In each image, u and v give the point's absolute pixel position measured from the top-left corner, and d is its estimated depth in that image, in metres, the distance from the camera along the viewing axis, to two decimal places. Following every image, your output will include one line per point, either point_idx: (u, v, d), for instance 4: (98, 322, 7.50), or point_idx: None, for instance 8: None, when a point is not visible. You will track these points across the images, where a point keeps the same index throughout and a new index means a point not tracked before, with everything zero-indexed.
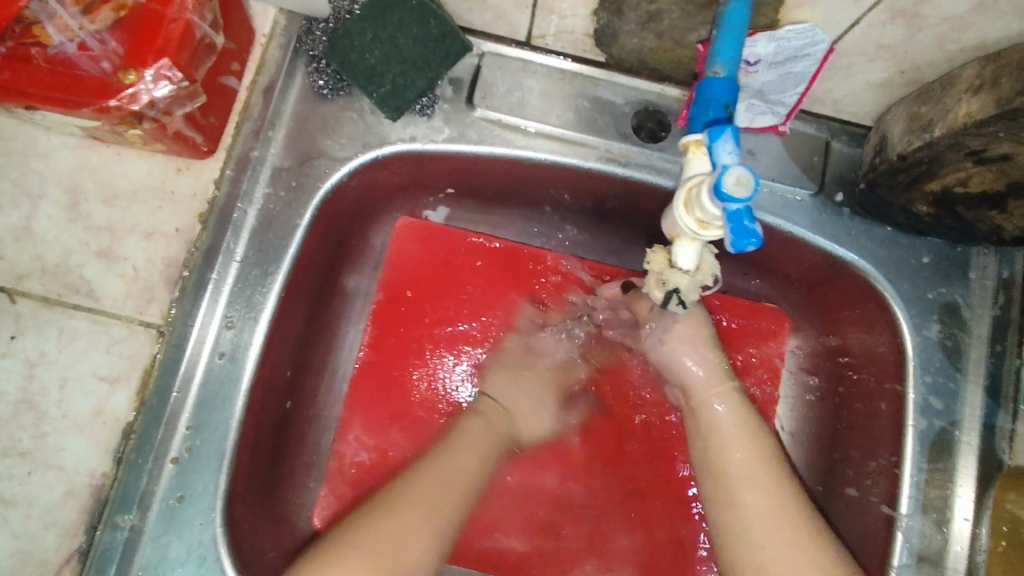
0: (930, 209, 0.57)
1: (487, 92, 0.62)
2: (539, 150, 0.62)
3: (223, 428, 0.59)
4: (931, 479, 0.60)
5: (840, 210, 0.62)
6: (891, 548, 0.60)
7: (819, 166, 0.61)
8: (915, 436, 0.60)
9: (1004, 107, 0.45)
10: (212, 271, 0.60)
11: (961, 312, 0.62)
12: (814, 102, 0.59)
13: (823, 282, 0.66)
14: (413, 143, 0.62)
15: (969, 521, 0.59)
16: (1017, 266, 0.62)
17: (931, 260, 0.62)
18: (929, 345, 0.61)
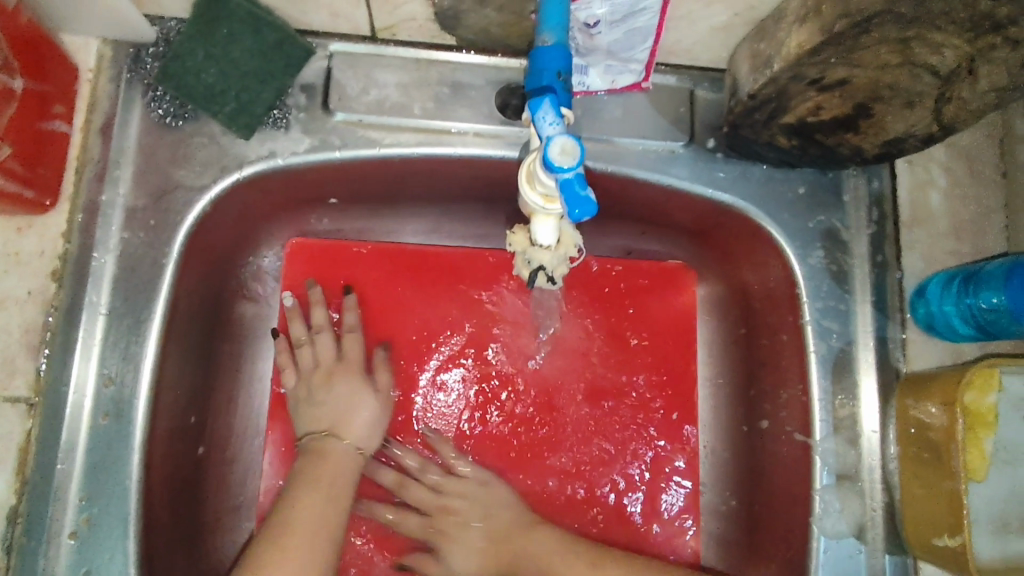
0: (793, 140, 0.61)
1: (342, 94, 0.66)
2: (405, 146, 0.67)
3: (119, 491, 0.64)
4: (838, 401, 0.62)
5: (714, 155, 0.65)
6: (811, 473, 0.62)
7: (686, 116, 0.65)
8: (817, 361, 0.63)
9: (828, 34, 0.50)
10: (78, 330, 0.65)
11: (840, 235, 0.65)
12: (669, 55, 0.63)
13: (711, 228, 0.70)
14: (274, 161, 0.67)
15: (877, 432, 0.62)
16: (886, 180, 0.65)
17: (806, 189, 0.65)
18: (815, 271, 0.64)
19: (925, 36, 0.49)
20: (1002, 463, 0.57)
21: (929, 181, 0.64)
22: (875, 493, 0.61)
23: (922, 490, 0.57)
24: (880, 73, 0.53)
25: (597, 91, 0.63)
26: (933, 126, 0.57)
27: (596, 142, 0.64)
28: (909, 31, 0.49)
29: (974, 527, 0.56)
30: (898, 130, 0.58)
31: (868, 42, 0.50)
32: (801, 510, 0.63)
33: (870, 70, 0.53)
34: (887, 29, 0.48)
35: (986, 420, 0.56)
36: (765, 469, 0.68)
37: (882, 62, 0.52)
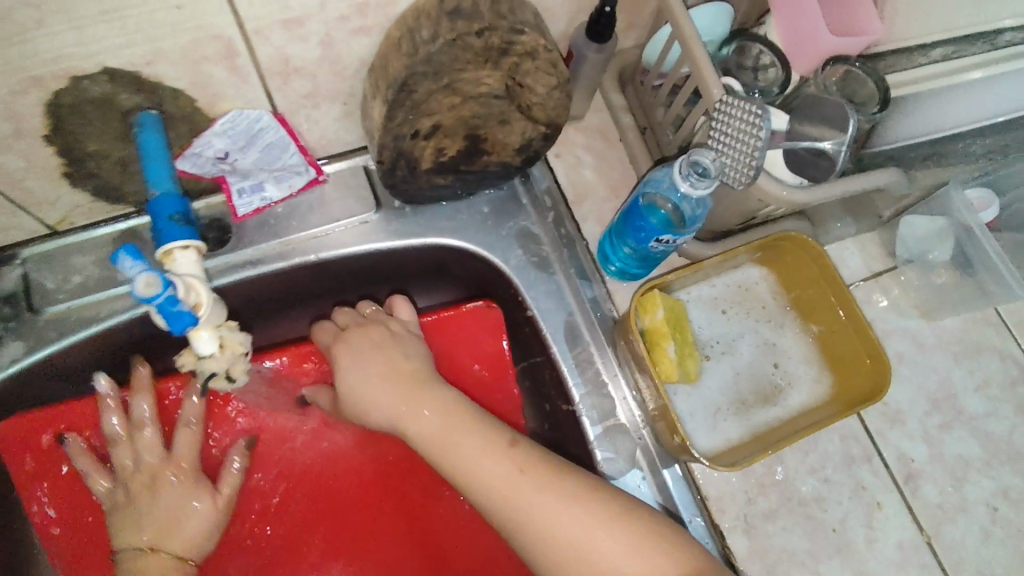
0: (447, 178, 0.69)
1: (44, 292, 0.64)
2: (124, 314, 0.64)
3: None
4: (578, 361, 0.71)
5: (402, 210, 0.73)
6: (584, 430, 0.69)
7: (369, 188, 0.73)
8: (552, 337, 0.71)
9: (390, 103, 0.57)
10: None
11: (531, 231, 0.75)
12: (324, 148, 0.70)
13: (442, 263, 0.77)
14: (46, 346, 0.63)
15: (618, 374, 0.70)
16: (547, 176, 0.76)
17: (490, 207, 0.75)
18: (520, 265, 0.74)
19: (458, 78, 0.57)
20: (718, 355, 0.71)
21: (578, 163, 0.77)
22: (637, 424, 0.69)
23: (655, 402, 0.65)
24: (457, 111, 0.61)
25: (279, 200, 0.70)
26: (540, 126, 0.68)
27: (302, 236, 0.71)
28: (444, 79, 0.57)
29: (722, 414, 0.68)
30: (517, 140, 0.68)
31: (422, 96, 0.57)
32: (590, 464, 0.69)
33: (448, 112, 0.60)
34: (426, 84, 0.56)
35: (663, 332, 0.63)
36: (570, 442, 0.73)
37: (449, 104, 0.60)
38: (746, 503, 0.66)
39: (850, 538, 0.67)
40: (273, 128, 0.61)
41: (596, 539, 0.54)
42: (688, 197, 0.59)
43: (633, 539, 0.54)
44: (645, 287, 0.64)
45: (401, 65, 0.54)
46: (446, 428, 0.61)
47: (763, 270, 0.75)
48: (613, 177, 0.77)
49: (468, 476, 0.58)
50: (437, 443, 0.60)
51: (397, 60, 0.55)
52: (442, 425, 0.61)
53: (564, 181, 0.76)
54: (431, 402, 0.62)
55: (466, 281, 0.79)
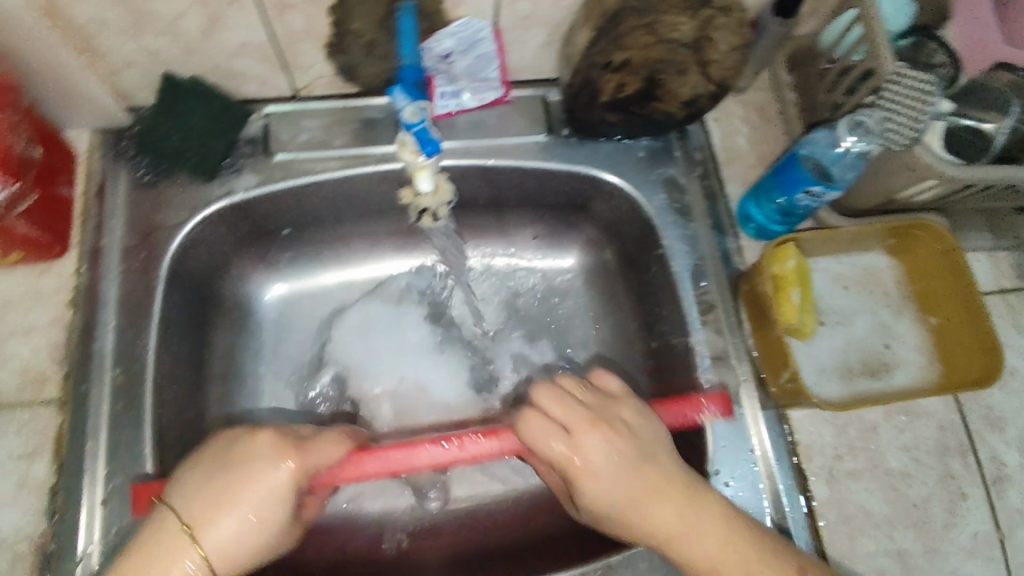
0: (617, 115, 0.77)
1: (278, 141, 0.78)
2: (333, 171, 0.78)
3: (139, 460, 0.64)
4: (700, 300, 0.77)
5: (569, 139, 0.83)
6: (695, 362, 0.75)
7: (544, 115, 0.83)
8: (680, 275, 0.78)
9: (597, 28, 0.67)
10: (93, 342, 0.68)
11: (679, 181, 0.82)
12: (518, 72, 0.81)
13: (589, 198, 0.86)
14: (272, 185, 0.77)
15: (736, 320, 0.76)
16: (703, 136, 0.84)
17: (645, 153, 0.83)
18: (663, 207, 0.81)
19: (660, 18, 0.66)
20: (835, 323, 0.75)
21: (733, 131, 0.84)
22: (744, 367, 0.74)
23: (766, 342, 0.72)
24: (647, 51, 0.69)
25: (471, 108, 0.81)
26: (710, 85, 0.75)
27: (480, 144, 0.81)
28: (648, 17, 0.67)
29: (827, 375, 0.73)
30: (688, 93, 0.75)
31: (624, 29, 0.67)
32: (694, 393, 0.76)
33: (639, 50, 0.69)
34: (631, 17, 0.65)
35: (790, 280, 0.71)
36: (673, 375, 0.81)
37: (643, 43, 0.68)
38: (833, 457, 0.71)
39: (929, 517, 0.70)
40: (490, 39, 0.72)
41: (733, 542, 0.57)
42: (843, 162, 0.66)
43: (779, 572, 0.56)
44: (779, 239, 0.71)
45: None
46: (622, 482, 0.58)
47: (892, 260, 0.79)
48: (763, 148, 0.83)
49: (627, 509, 0.58)
50: (620, 510, 0.58)
51: None
52: (626, 471, 0.58)
53: (717, 144, 0.83)
54: (655, 466, 0.59)
55: (606, 219, 0.87)
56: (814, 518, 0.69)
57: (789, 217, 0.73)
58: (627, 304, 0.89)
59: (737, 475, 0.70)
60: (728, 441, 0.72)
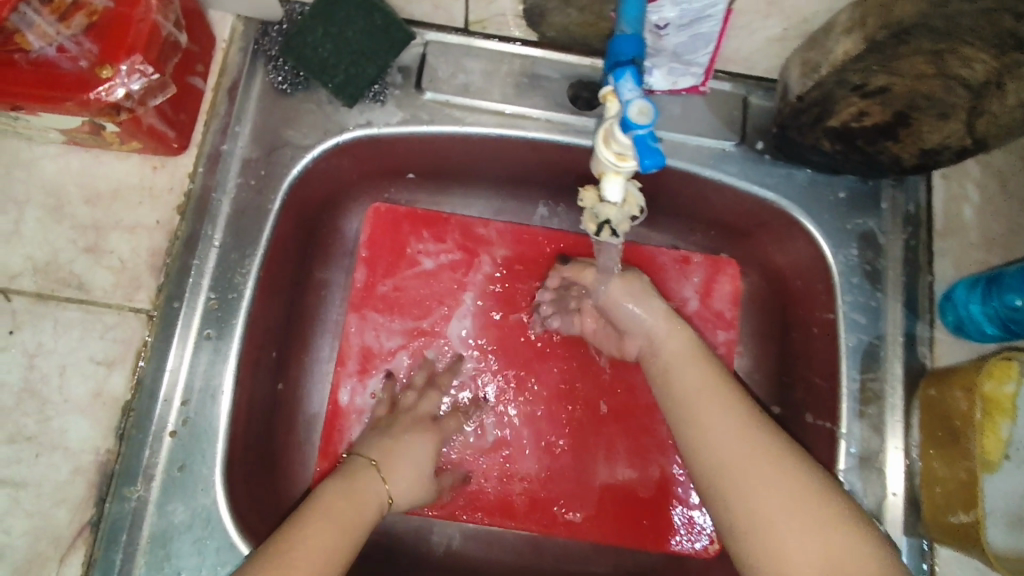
0: (835, 145, 0.63)
1: (433, 76, 0.67)
2: (485, 127, 0.68)
3: (214, 400, 0.60)
4: (864, 386, 0.65)
5: (762, 156, 0.69)
6: (836, 455, 0.65)
7: (739, 120, 0.69)
8: (847, 350, 0.66)
9: (870, 43, 0.52)
10: (193, 257, 0.61)
11: (877, 238, 0.68)
12: (728, 61, 0.66)
13: (757, 226, 0.73)
14: (416, 125, 0.67)
15: (901, 421, 0.65)
16: (922, 192, 0.68)
17: (846, 194, 0.69)
18: (849, 265, 0.68)
19: (956, 50, 0.50)
20: None
21: (962, 196, 0.68)
22: (897, 480, 0.64)
23: (942, 471, 0.61)
24: (916, 83, 0.54)
25: (658, 90, 0.68)
26: (966, 139, 0.59)
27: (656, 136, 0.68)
28: (942, 44, 0.50)
29: (995, 520, 0.60)
30: (934, 141, 0.60)
31: (904, 53, 0.52)
32: None
33: (907, 79, 0.54)
34: (921, 41, 0.50)
35: (1003, 407, 0.60)
36: None
37: (916, 72, 0.53)
38: None
39: None
40: (718, 19, 0.57)
41: (746, 468, 0.49)
42: None
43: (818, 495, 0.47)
44: (1001, 357, 0.59)
45: (915, 10, 0.48)
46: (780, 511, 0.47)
47: None
48: (993, 227, 0.67)
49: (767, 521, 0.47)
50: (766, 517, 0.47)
51: (911, 4, 0.48)
52: (665, 325, 0.62)
53: (937, 208, 0.68)
54: (690, 375, 0.57)
55: (764, 254, 0.75)
56: None
57: (1014, 327, 0.60)
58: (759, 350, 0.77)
59: None
60: None
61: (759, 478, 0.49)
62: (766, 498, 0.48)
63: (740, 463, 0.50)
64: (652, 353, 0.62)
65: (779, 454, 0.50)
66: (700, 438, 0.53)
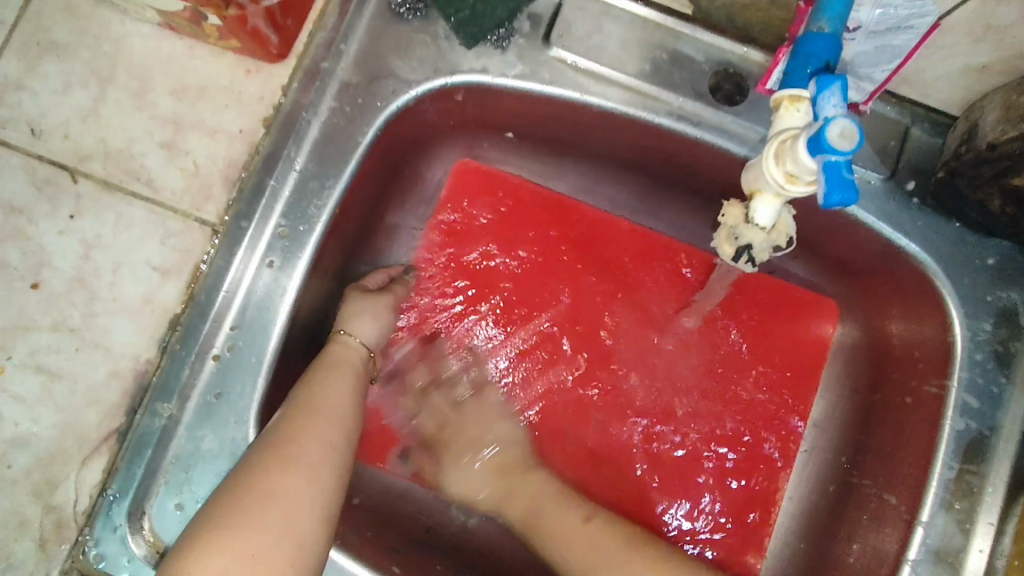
0: (1006, 206, 0.55)
1: (565, 32, 0.60)
2: (608, 100, 0.60)
3: (264, 333, 0.55)
4: (959, 479, 0.58)
5: (910, 198, 0.60)
6: (908, 543, 0.58)
7: (893, 151, 0.60)
8: (949, 435, 0.58)
9: None
10: (270, 177, 0.56)
11: (1019, 318, 0.59)
12: (901, 83, 0.58)
13: (879, 273, 0.65)
14: (534, 82, 0.60)
15: (992, 525, 0.57)
16: None
17: (995, 262, 0.60)
18: (979, 342, 0.59)
19: None
20: None
21: None
22: None
23: None
24: None
25: None
26: None
27: None
28: None
29: None
30: None
31: None
32: (884, 572, 0.59)
33: None
34: None
35: None
36: (858, 525, 0.63)
37: None
38: None
39: None
40: (919, 32, 0.49)
41: None
42: None
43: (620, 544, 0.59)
44: None
45: None
46: None
47: None
48: None
49: None
50: None
51: None
52: (495, 480, 0.66)
53: None
54: (532, 487, 0.65)
55: (877, 303, 0.67)
56: None
57: None
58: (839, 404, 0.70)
59: None
60: None
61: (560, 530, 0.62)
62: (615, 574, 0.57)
63: (594, 550, 0.58)
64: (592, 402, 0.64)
65: None
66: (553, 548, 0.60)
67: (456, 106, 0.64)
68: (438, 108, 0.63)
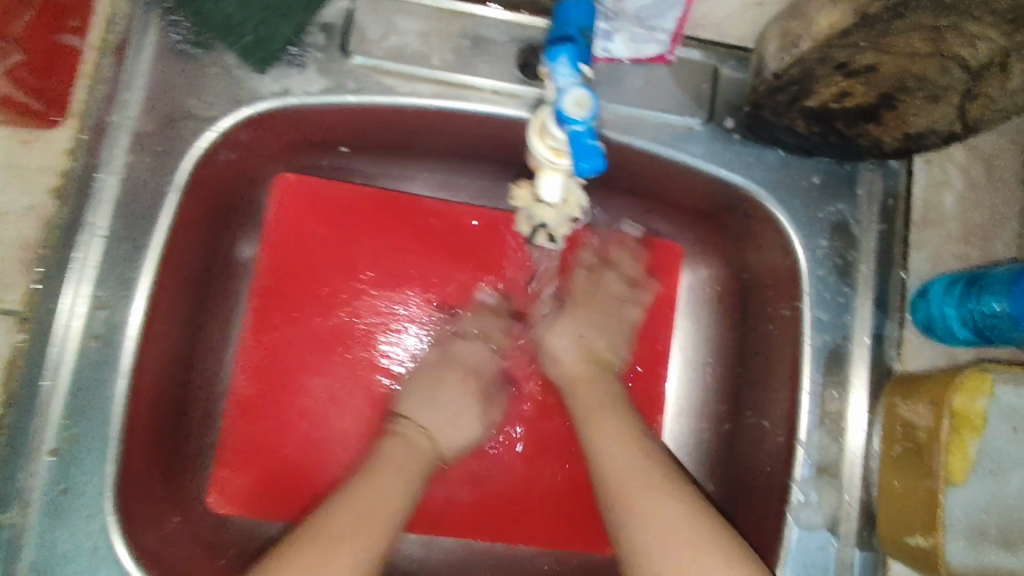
0: (810, 126, 0.57)
1: (361, 37, 0.58)
2: (421, 97, 0.59)
3: (103, 414, 0.53)
4: (825, 392, 0.61)
5: (731, 136, 0.62)
6: (793, 462, 0.61)
7: (707, 93, 0.62)
8: (811, 352, 0.61)
9: (864, 16, 0.44)
10: (75, 250, 0.53)
11: (850, 229, 0.63)
12: (696, 27, 0.59)
13: (725, 212, 0.67)
14: (342, 95, 0.58)
15: (862, 428, 0.61)
16: (901, 179, 0.63)
17: (820, 180, 0.63)
18: (821, 258, 0.62)
19: (961, 26, 0.43)
20: (986, 471, 0.59)
21: (944, 183, 0.63)
22: (854, 489, 0.60)
23: (903, 485, 0.56)
24: (908, 62, 0.47)
25: (618, 58, 0.60)
26: (955, 124, 0.54)
27: (614, 110, 0.61)
28: (945, 21, 0.43)
29: (951, 532, 0.58)
30: (919, 125, 0.55)
31: (901, 28, 0.44)
32: (778, 495, 0.61)
33: (898, 57, 0.47)
34: (922, 16, 0.43)
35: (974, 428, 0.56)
36: (751, 458, 0.66)
37: (911, 50, 0.46)
38: None
39: None
40: None
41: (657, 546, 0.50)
42: None
43: (688, 518, 0.50)
44: (977, 369, 0.53)
45: None
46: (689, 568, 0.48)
47: None
48: (974, 218, 0.62)
49: None
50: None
51: None
52: (609, 448, 0.56)
53: (914, 198, 0.63)
54: (609, 430, 0.58)
55: (732, 241, 0.69)
56: None
57: (989, 334, 0.55)
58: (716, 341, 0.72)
59: None
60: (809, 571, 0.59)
61: (619, 484, 0.54)
62: (668, 545, 0.49)
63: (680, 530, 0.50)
64: (572, 389, 0.63)
65: (673, 480, 0.54)
66: (634, 525, 0.51)
67: (265, 131, 0.60)
68: (248, 135, 0.60)
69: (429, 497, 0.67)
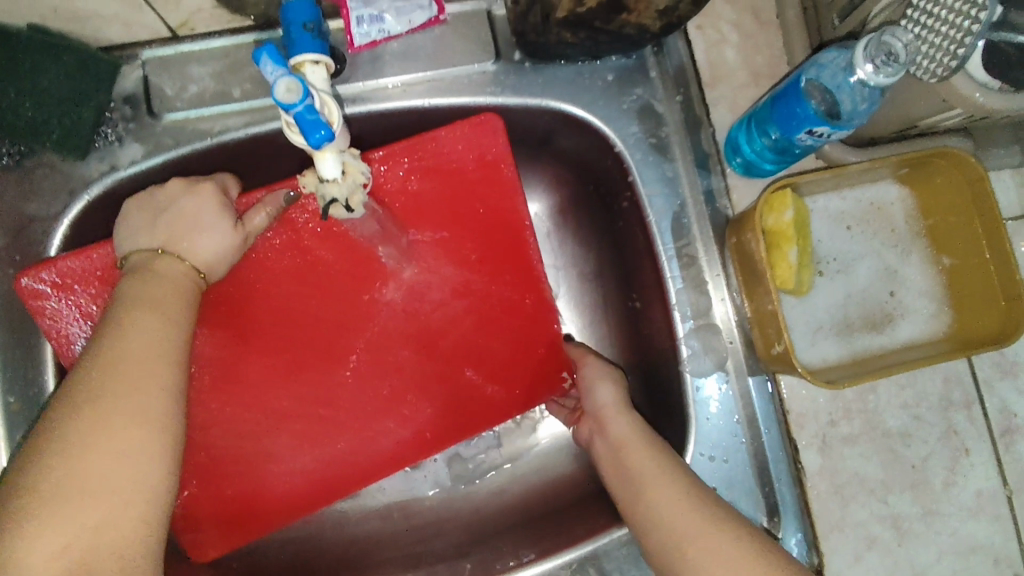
0: (574, 33, 0.62)
1: (162, 95, 0.63)
2: (234, 131, 0.64)
3: None
4: (680, 255, 0.67)
5: (522, 66, 0.68)
6: (674, 326, 0.67)
7: (488, 36, 0.67)
8: (657, 226, 0.67)
9: None
10: None
11: (655, 108, 0.69)
12: None
13: (555, 131, 0.71)
14: (165, 152, 0.63)
15: (720, 274, 0.67)
16: (683, 51, 0.68)
17: (614, 76, 0.69)
18: (637, 143, 0.68)
19: None
20: (833, 273, 0.66)
21: (721, 40, 0.69)
22: (732, 328, 0.67)
23: (759, 308, 0.63)
24: None
25: (399, 35, 0.66)
26: None
27: (412, 80, 0.66)
28: None
29: (823, 332, 0.65)
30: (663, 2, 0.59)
31: None
32: (672, 358, 0.68)
33: None
34: None
35: (804, 234, 0.63)
36: (651, 337, 0.71)
37: None
38: (828, 423, 0.66)
39: (928, 477, 0.66)
40: None
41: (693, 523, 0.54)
42: (854, 90, 0.53)
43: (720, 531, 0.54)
44: (773, 186, 0.60)
45: None
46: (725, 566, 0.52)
47: (903, 190, 0.67)
48: (757, 60, 0.68)
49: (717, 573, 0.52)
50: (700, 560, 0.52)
51: None
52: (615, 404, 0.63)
53: (702, 62, 0.69)
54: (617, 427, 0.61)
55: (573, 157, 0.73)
56: (804, 491, 0.65)
57: (788, 153, 0.60)
58: (597, 250, 0.76)
59: (721, 448, 0.66)
60: (715, 413, 0.66)
61: (645, 472, 0.58)
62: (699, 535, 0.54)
63: (682, 519, 0.55)
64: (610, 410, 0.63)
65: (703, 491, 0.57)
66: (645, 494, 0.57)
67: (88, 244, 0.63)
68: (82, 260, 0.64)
69: (394, 442, 0.70)
